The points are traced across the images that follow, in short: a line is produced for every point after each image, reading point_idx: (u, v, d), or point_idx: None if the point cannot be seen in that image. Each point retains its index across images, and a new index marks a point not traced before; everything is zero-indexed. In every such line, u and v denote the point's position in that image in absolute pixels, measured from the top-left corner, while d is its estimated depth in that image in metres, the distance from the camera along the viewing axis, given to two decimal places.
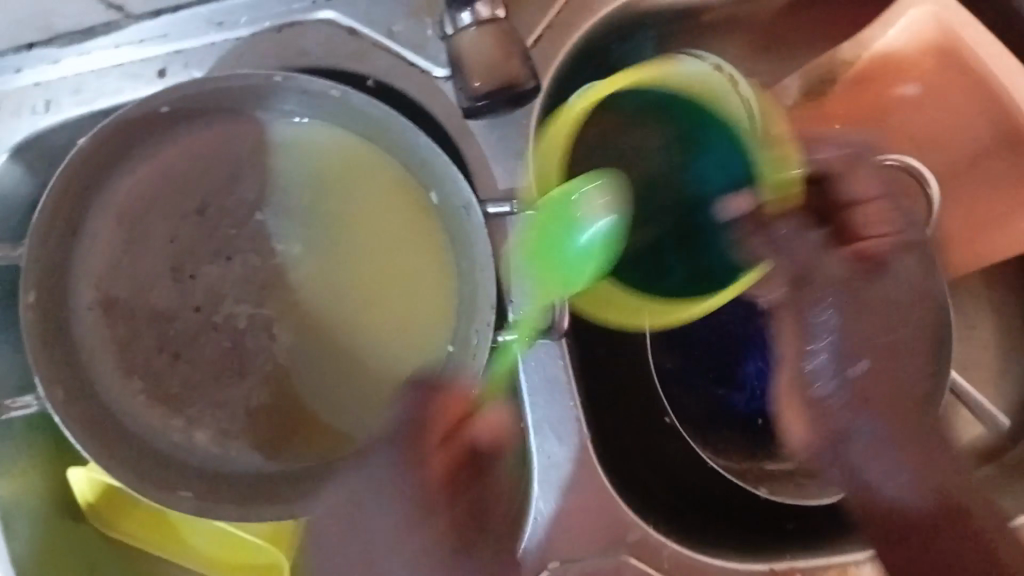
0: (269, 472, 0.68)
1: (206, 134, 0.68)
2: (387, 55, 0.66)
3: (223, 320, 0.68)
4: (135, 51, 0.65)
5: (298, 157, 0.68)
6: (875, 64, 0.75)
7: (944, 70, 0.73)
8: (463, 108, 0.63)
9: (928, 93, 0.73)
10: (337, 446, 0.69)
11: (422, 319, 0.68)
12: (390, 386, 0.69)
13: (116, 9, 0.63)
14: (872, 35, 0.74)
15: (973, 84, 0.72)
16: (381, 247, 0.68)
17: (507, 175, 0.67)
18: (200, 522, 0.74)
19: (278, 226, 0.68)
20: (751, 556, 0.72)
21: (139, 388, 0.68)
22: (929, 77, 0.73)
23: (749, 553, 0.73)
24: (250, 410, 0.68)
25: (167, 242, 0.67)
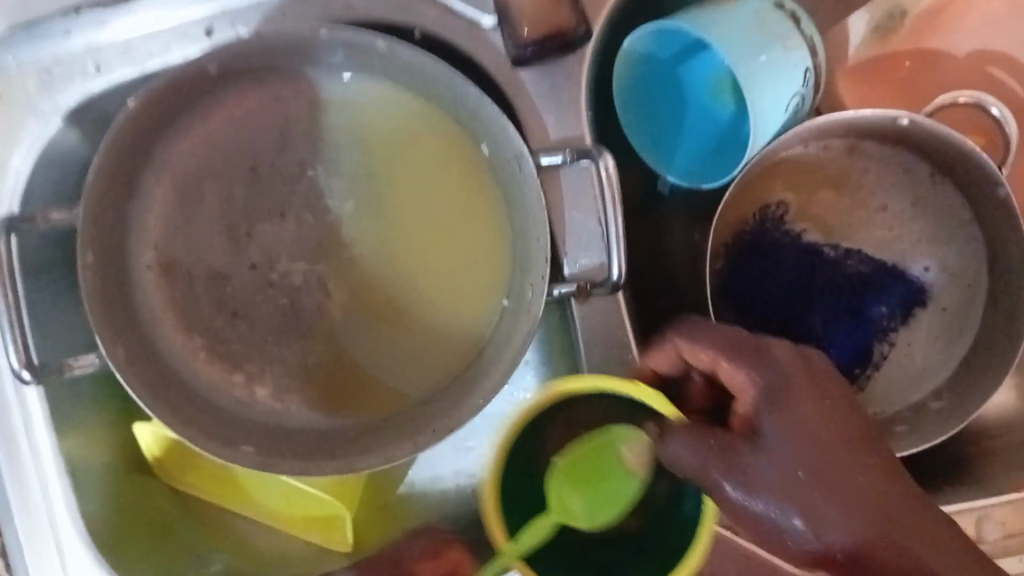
0: (330, 429, 0.68)
1: (256, 94, 0.67)
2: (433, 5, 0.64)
3: (280, 278, 0.67)
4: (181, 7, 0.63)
5: (348, 118, 0.67)
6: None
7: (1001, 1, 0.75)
8: (515, 54, 0.64)
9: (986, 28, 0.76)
10: (396, 404, 0.67)
11: (476, 277, 0.66)
12: (446, 348, 0.67)
13: None
14: None
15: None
16: (434, 203, 0.66)
17: (561, 126, 0.65)
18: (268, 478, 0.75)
19: (332, 185, 0.67)
20: None
21: (200, 346, 0.68)
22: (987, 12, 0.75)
23: None
24: (309, 368, 0.68)
25: (221, 201, 0.67)
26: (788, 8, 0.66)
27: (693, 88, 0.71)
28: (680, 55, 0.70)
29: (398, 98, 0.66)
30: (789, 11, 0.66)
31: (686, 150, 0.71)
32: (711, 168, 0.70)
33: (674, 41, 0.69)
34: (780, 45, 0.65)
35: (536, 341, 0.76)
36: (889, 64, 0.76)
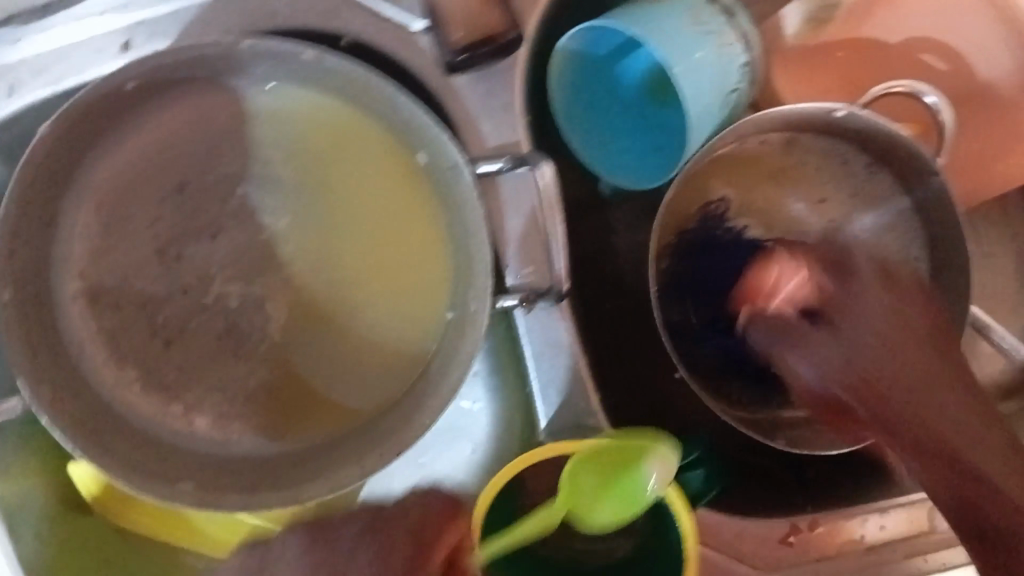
0: (275, 455, 0.64)
1: (182, 109, 0.62)
2: (361, 12, 0.63)
3: (213, 301, 0.62)
4: (95, 23, 0.61)
5: (272, 129, 0.62)
6: None
7: None
8: (445, 63, 0.63)
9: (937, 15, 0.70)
10: (347, 421, 0.64)
11: (420, 288, 0.63)
12: (397, 361, 0.64)
13: None
14: None
15: None
16: (373, 213, 0.62)
17: (497, 134, 0.65)
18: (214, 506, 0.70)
19: (263, 199, 0.62)
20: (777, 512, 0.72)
21: (134, 378, 0.64)
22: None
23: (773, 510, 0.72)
24: (249, 394, 0.64)
25: (150, 225, 0.62)
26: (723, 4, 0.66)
27: (627, 83, 0.71)
28: (617, 51, 0.69)
29: (326, 105, 0.61)
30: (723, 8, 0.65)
31: (633, 144, 0.70)
32: (648, 164, 0.70)
33: (611, 38, 0.67)
34: (711, 39, 0.64)
35: (483, 350, 0.71)
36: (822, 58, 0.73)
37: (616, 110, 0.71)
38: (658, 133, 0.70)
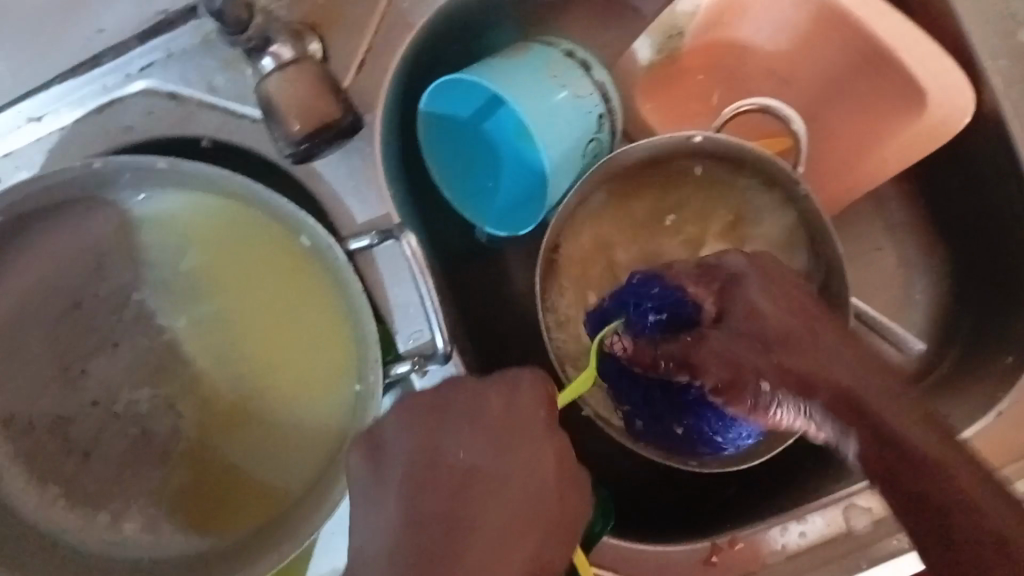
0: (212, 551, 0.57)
1: (66, 234, 0.55)
2: (214, 113, 0.50)
3: (124, 410, 0.56)
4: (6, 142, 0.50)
5: (166, 237, 0.56)
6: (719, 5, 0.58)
7: (816, 19, 0.57)
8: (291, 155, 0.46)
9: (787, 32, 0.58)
10: (272, 505, 0.57)
11: (321, 369, 0.56)
12: (323, 442, 0.56)
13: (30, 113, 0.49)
14: None
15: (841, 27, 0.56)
16: (258, 301, 0.56)
17: (366, 209, 0.50)
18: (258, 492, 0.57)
19: (161, 302, 0.57)
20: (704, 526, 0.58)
21: (57, 493, 0.56)
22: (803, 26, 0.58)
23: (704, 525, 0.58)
24: (176, 491, 0.57)
25: (45, 345, 0.55)
26: (581, 57, 0.53)
27: (469, 117, 0.55)
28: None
29: (198, 205, 0.56)
30: (580, 59, 0.53)
31: (492, 198, 0.57)
32: (520, 212, 0.56)
33: (470, 94, 0.55)
34: (566, 91, 0.52)
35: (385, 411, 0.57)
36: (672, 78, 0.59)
37: (529, 196, 0.57)
38: (516, 180, 0.56)
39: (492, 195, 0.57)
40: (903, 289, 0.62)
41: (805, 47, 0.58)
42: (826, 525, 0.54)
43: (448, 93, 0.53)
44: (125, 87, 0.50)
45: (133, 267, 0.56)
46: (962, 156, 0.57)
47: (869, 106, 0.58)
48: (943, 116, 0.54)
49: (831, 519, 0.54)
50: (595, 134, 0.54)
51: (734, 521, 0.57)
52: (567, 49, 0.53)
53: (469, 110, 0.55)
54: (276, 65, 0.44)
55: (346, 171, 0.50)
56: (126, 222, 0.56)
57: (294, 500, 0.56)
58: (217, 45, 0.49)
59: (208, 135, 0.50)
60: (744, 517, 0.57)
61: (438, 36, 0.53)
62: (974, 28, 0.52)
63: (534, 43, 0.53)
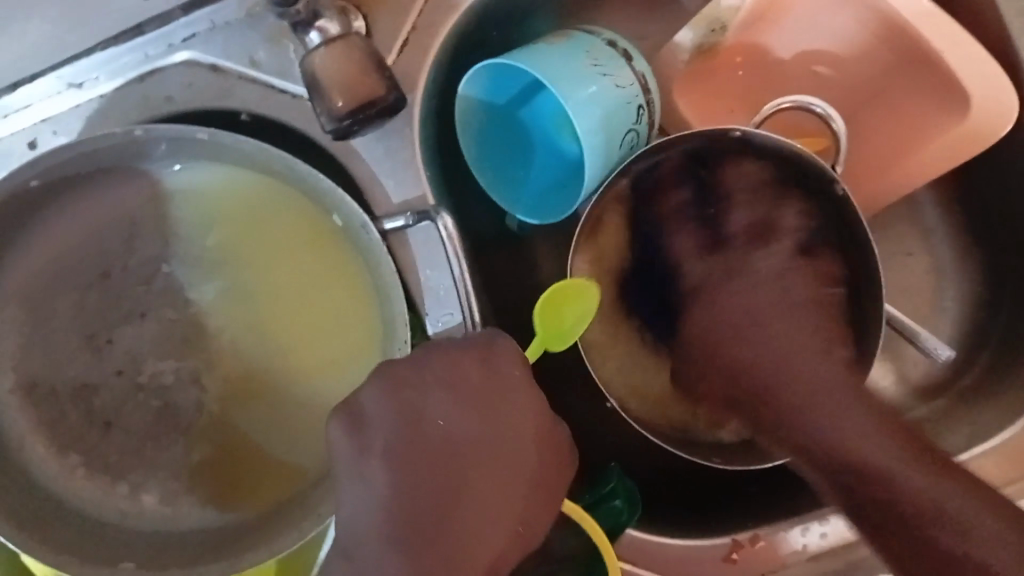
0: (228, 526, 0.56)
1: (98, 200, 0.55)
2: (255, 87, 0.50)
3: (148, 381, 0.55)
4: (45, 107, 0.50)
5: (196, 209, 0.56)
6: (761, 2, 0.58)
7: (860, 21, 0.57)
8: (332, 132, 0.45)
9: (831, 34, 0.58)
10: (291, 482, 0.56)
11: (346, 350, 0.56)
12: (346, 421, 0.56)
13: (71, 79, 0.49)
14: None
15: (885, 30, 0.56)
16: (286, 278, 0.56)
17: (401, 189, 0.50)
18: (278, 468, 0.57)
19: (188, 276, 0.56)
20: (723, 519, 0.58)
21: (77, 462, 0.56)
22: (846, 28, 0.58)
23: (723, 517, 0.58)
24: (194, 465, 0.56)
25: (73, 312, 0.55)
26: (621, 47, 0.53)
27: (508, 99, 0.56)
28: (520, 98, 0.56)
29: (229, 179, 0.55)
30: (621, 49, 0.53)
31: (526, 185, 0.57)
32: (554, 199, 0.56)
33: (509, 80, 0.55)
34: (607, 80, 0.51)
35: None
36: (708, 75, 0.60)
37: (564, 184, 0.56)
38: (550, 167, 0.57)
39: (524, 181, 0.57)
40: (933, 294, 0.62)
41: (851, 44, 0.58)
42: (850, 529, 0.54)
43: (490, 76, 0.54)
44: (168, 57, 0.50)
45: (162, 238, 0.56)
46: (1001, 164, 0.57)
47: (909, 105, 0.57)
48: (985, 119, 0.54)
49: (855, 523, 0.54)
50: (634, 126, 0.53)
51: (754, 518, 0.57)
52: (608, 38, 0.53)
53: (511, 91, 0.55)
54: (322, 40, 0.44)
55: (383, 149, 0.50)
56: (157, 194, 0.56)
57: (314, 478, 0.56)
58: (262, 19, 0.49)
59: (248, 109, 0.50)
60: (762, 514, 0.58)
61: (481, 19, 0.53)
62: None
63: (575, 31, 0.53)
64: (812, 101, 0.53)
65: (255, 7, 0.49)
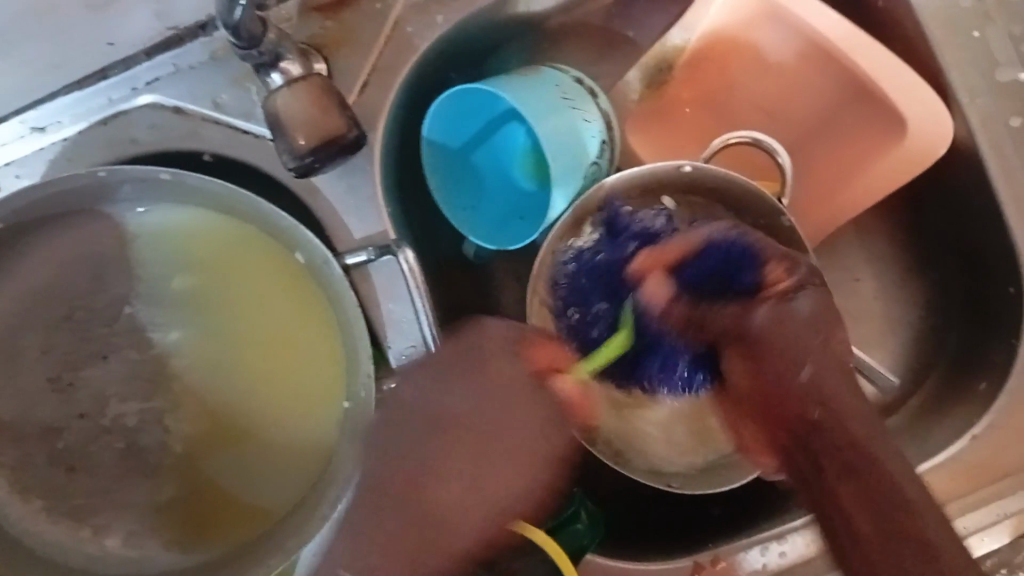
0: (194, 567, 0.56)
1: (58, 242, 0.55)
2: (219, 129, 0.51)
3: (113, 422, 0.56)
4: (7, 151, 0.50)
5: (162, 251, 0.56)
6: (706, 45, 0.61)
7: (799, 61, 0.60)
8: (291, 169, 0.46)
9: (773, 73, 0.61)
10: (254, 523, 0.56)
11: (312, 387, 0.56)
12: (309, 460, 0.56)
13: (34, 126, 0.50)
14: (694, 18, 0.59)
15: (826, 66, 0.59)
16: (249, 319, 0.56)
17: (365, 225, 0.52)
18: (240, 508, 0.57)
19: (152, 316, 0.56)
20: (685, 547, 0.59)
21: (41, 505, 0.55)
22: (785, 68, 0.60)
23: (685, 545, 0.59)
24: (159, 506, 0.56)
25: (38, 354, 0.55)
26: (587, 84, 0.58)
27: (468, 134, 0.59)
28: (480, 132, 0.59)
29: (191, 222, 0.56)
30: (587, 86, 0.57)
31: (485, 215, 0.60)
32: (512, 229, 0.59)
33: (474, 116, 0.58)
34: (576, 113, 0.56)
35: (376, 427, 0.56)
36: (659, 112, 0.62)
37: (522, 215, 0.60)
38: (505, 197, 0.61)
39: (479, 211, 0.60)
40: (884, 317, 0.64)
41: (791, 79, 0.61)
42: (807, 546, 0.55)
43: (463, 111, 0.57)
44: (132, 100, 0.51)
45: (128, 279, 0.56)
46: (941, 187, 0.60)
47: (853, 136, 0.60)
48: (929, 135, 0.56)
49: (811, 540, 0.56)
50: (596, 159, 0.58)
51: (718, 541, 0.58)
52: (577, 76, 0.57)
53: (475, 126, 0.59)
54: (285, 81, 0.46)
55: (346, 186, 0.52)
56: (120, 237, 0.56)
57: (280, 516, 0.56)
58: (226, 62, 0.51)
59: (212, 150, 0.52)
60: (723, 537, 0.59)
61: (439, 60, 0.55)
62: (957, 61, 0.54)
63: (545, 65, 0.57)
64: (762, 138, 0.55)
65: (219, 51, 0.51)
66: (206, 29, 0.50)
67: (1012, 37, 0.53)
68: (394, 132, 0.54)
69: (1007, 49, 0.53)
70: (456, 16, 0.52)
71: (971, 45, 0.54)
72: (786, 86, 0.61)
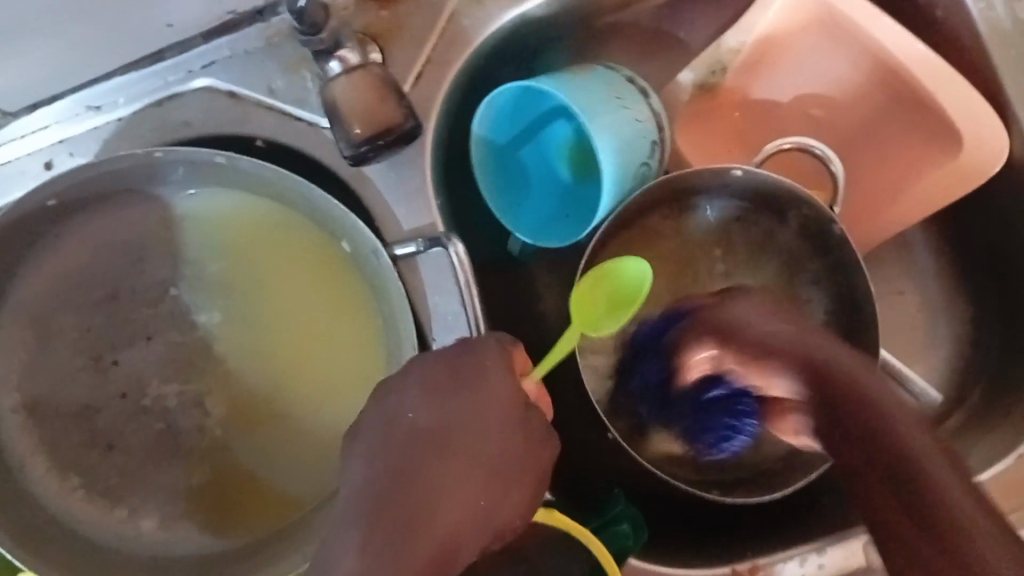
0: (229, 550, 0.56)
1: (107, 221, 0.56)
2: (272, 115, 0.51)
3: (152, 404, 0.56)
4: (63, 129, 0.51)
5: (205, 234, 0.56)
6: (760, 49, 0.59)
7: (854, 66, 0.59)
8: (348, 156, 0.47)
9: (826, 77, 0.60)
10: (290, 512, 0.57)
11: (352, 376, 0.57)
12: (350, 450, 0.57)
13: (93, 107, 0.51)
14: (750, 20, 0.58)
15: (881, 71, 0.58)
16: (292, 306, 0.57)
17: (414, 216, 0.52)
18: (278, 494, 0.57)
19: (195, 300, 0.56)
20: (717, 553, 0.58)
21: (78, 484, 0.56)
22: (838, 73, 0.60)
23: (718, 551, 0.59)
24: (193, 490, 0.56)
25: (81, 333, 0.55)
26: (641, 85, 0.55)
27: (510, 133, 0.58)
28: (524, 133, 0.58)
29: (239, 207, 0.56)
30: (640, 86, 0.55)
31: (529, 212, 0.58)
32: (559, 229, 0.57)
33: (519, 116, 0.57)
34: (624, 111, 0.53)
35: None
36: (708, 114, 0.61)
37: (569, 215, 0.59)
38: (549, 198, 0.60)
39: (519, 207, 0.58)
40: (926, 332, 0.64)
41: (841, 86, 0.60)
42: (843, 559, 0.55)
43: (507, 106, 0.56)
44: (187, 83, 0.51)
45: (172, 260, 0.56)
46: (989, 200, 0.59)
47: (901, 147, 0.60)
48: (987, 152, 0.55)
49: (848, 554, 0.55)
50: (646, 160, 0.55)
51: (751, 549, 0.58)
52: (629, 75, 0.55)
53: (520, 124, 0.58)
54: (342, 68, 0.46)
55: (394, 177, 0.52)
56: (166, 218, 0.56)
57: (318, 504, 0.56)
58: (280, 48, 0.51)
59: (264, 135, 0.52)
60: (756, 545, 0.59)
61: (493, 53, 0.55)
62: (1013, 74, 0.54)
63: (598, 66, 0.55)
64: (813, 143, 0.55)
65: (274, 36, 0.51)
66: (264, 15, 0.50)
67: None
68: (444, 125, 0.54)
69: None
70: (512, 9, 0.52)
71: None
72: (838, 96, 0.60)
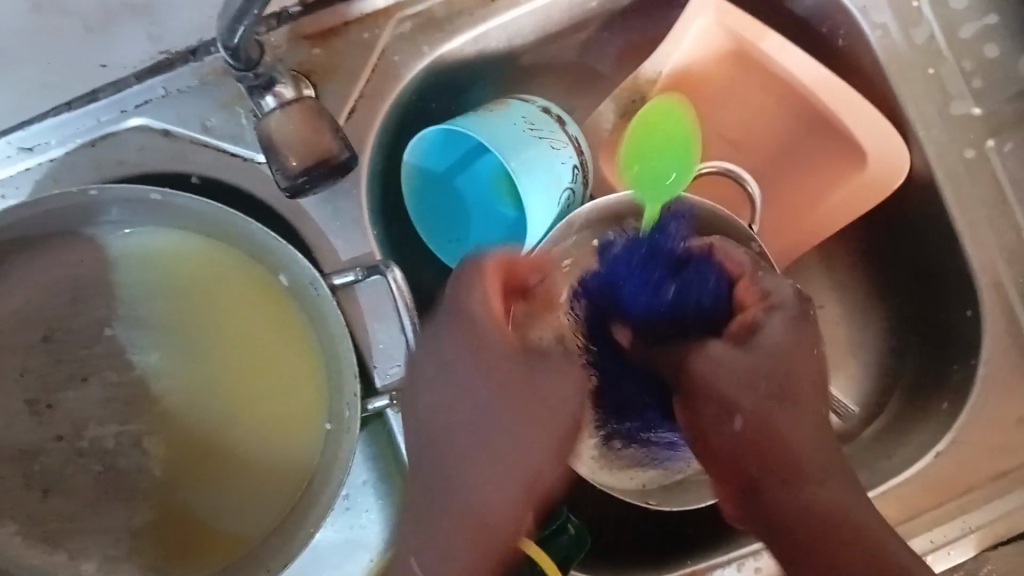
0: None
1: (40, 266, 0.55)
2: (207, 151, 0.53)
3: (90, 445, 0.55)
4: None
5: (142, 274, 0.57)
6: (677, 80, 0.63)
7: (758, 92, 0.63)
8: (284, 188, 0.49)
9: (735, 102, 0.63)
10: (232, 552, 0.56)
11: (290, 408, 0.57)
12: (293, 484, 0.57)
13: (26, 151, 0.51)
14: (667, 51, 0.61)
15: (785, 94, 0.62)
16: (230, 345, 0.57)
17: (352, 246, 0.53)
18: (219, 535, 0.56)
19: (133, 339, 0.56)
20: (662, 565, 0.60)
21: (14, 531, 0.54)
22: (745, 96, 0.63)
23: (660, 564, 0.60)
24: (133, 532, 0.56)
25: (15, 376, 0.54)
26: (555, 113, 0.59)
27: (438, 170, 0.60)
28: (454, 167, 0.61)
29: (174, 248, 0.57)
30: (556, 115, 0.58)
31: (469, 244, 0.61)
32: None
33: (448, 150, 0.59)
34: (546, 143, 0.57)
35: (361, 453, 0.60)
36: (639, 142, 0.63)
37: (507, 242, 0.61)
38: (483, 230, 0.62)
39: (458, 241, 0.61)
40: (848, 342, 0.66)
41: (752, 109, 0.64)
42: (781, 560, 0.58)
43: (436, 146, 0.58)
44: (121, 123, 0.52)
45: (107, 302, 0.56)
46: (897, 211, 0.63)
47: (815, 164, 0.63)
48: (892, 159, 0.59)
49: None
50: (570, 184, 0.58)
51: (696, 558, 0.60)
52: (543, 105, 0.58)
53: (450, 160, 0.60)
54: (278, 105, 0.47)
55: (330, 210, 0.54)
56: (101, 258, 0.56)
57: (259, 541, 0.56)
58: (216, 86, 0.52)
59: (200, 172, 0.53)
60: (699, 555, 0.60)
61: (426, 88, 0.57)
62: (913, 95, 0.58)
63: (513, 100, 0.58)
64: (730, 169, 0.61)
65: (210, 75, 0.52)
66: (196, 54, 0.51)
67: (962, 74, 0.58)
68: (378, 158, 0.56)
69: (960, 86, 0.58)
70: (444, 45, 0.54)
71: (928, 81, 0.58)
72: (753, 123, 0.63)
